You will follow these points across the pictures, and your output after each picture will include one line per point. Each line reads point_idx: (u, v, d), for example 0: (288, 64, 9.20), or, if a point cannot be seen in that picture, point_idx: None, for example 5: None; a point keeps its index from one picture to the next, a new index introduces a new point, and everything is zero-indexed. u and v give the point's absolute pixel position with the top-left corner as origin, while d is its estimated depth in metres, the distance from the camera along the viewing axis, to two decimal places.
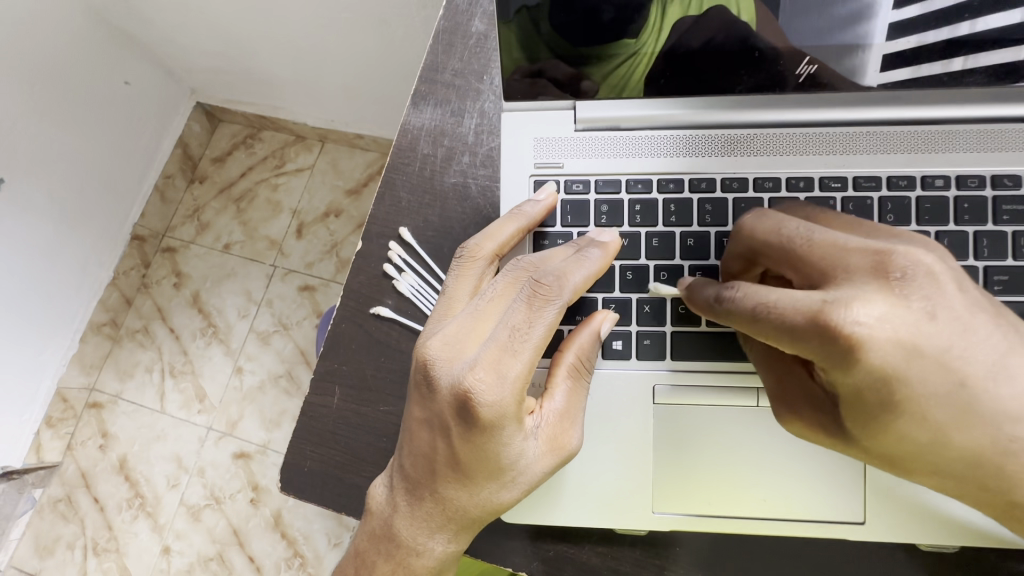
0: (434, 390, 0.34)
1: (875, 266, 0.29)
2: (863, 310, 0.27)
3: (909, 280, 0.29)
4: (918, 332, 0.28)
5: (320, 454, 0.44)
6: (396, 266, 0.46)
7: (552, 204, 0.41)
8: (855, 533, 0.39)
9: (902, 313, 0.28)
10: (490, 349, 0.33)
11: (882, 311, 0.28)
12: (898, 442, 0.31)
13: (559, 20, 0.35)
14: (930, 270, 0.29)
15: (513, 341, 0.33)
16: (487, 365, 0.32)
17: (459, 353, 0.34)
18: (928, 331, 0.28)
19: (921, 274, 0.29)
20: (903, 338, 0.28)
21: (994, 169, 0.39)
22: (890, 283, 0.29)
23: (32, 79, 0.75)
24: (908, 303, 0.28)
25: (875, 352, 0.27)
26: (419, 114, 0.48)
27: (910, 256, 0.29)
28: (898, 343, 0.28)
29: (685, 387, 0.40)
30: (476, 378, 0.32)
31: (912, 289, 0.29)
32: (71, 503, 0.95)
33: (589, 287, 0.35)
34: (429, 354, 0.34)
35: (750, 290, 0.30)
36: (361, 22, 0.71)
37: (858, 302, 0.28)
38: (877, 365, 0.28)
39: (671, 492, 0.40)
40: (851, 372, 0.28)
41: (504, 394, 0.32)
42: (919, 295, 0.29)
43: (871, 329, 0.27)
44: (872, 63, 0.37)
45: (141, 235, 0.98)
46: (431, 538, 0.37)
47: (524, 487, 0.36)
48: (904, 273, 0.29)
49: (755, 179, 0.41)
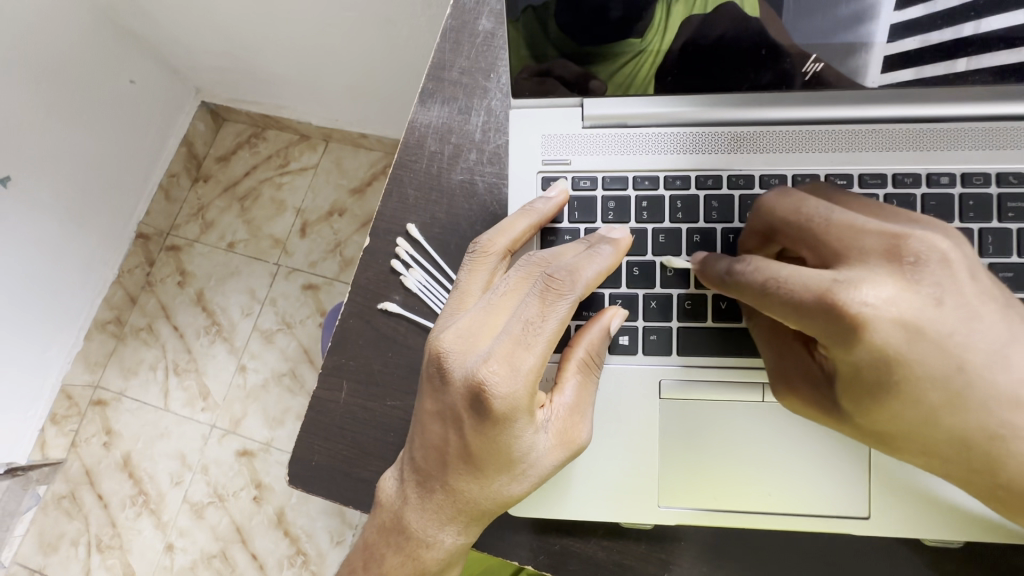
0: (448, 382, 0.34)
1: (888, 251, 0.29)
2: (873, 291, 0.28)
3: (922, 265, 0.29)
4: (922, 315, 0.29)
5: (327, 448, 0.45)
6: (403, 262, 0.46)
7: (563, 202, 0.41)
8: (861, 528, 0.39)
9: (910, 297, 0.29)
10: (504, 341, 0.33)
11: (890, 293, 0.28)
12: (896, 421, 0.31)
13: (566, 18, 0.35)
14: (945, 256, 0.29)
15: (526, 334, 0.33)
16: (501, 358, 0.33)
17: (473, 345, 0.34)
18: (931, 316, 0.29)
19: (935, 260, 0.29)
20: (907, 319, 0.28)
21: (999, 167, 0.40)
22: (902, 268, 0.29)
23: (39, 78, 0.75)
24: (919, 288, 0.29)
25: (877, 332, 0.28)
26: (427, 112, 0.48)
27: (925, 242, 0.29)
28: (902, 324, 0.28)
29: (691, 381, 0.40)
30: (490, 370, 0.33)
31: (924, 274, 0.29)
32: (76, 499, 0.95)
33: (600, 283, 0.36)
34: (443, 346, 0.35)
35: (763, 265, 0.31)
36: (366, 22, 0.72)
37: (867, 284, 0.28)
38: (879, 345, 0.28)
39: (678, 486, 0.40)
40: (852, 349, 0.29)
41: (517, 387, 0.33)
42: (930, 282, 0.29)
43: (877, 309, 0.28)
44: (875, 64, 0.38)
45: (146, 233, 0.99)
46: (442, 530, 0.38)
47: (534, 480, 0.36)
48: (918, 259, 0.29)
49: (761, 176, 0.41)
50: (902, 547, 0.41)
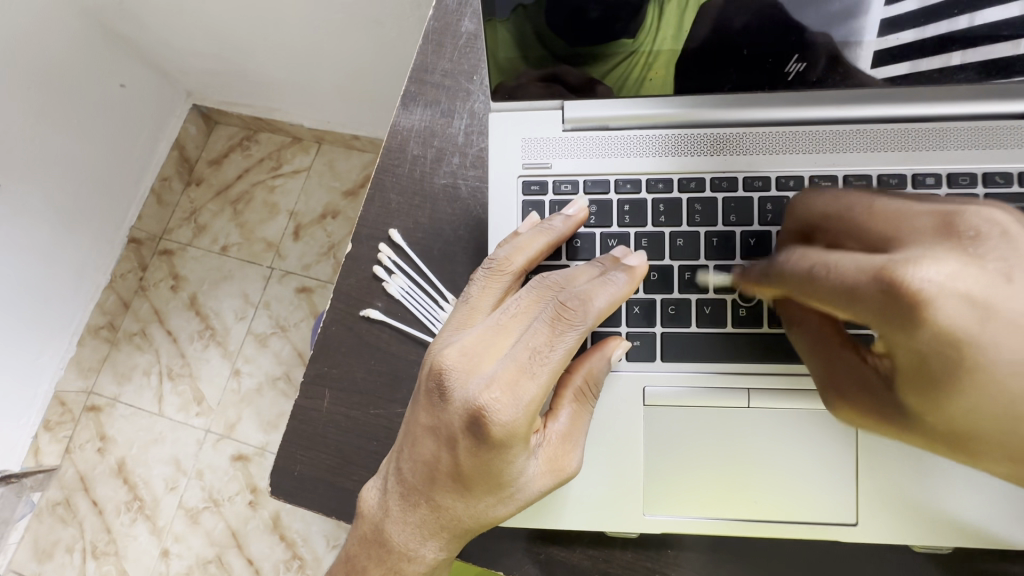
0: (447, 401, 0.34)
1: (943, 223, 0.28)
2: (934, 267, 0.26)
3: (982, 240, 0.27)
4: (990, 293, 0.26)
5: (311, 458, 0.44)
6: (386, 268, 0.46)
7: (582, 219, 0.40)
8: (848, 534, 0.39)
9: (975, 272, 0.26)
10: (508, 367, 0.32)
11: (953, 268, 0.26)
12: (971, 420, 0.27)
13: (552, 17, 0.34)
14: (1007, 231, 0.27)
15: (532, 363, 0.32)
16: (504, 383, 0.32)
17: (475, 367, 0.34)
18: (1004, 296, 0.26)
19: (997, 235, 0.27)
20: (973, 296, 0.25)
21: (986, 167, 0.39)
22: (961, 242, 0.27)
23: (29, 83, 0.75)
24: (983, 264, 0.26)
25: (942, 310, 0.25)
26: (409, 115, 0.47)
27: (983, 215, 0.28)
28: (970, 303, 0.25)
29: (675, 388, 0.40)
30: (491, 397, 0.32)
31: (987, 248, 0.27)
32: (70, 507, 0.94)
33: (611, 314, 0.35)
34: (446, 364, 0.34)
35: (813, 257, 0.32)
36: (355, 23, 0.71)
37: (927, 261, 0.26)
38: (944, 327, 0.25)
39: (664, 493, 0.40)
40: (914, 334, 0.26)
41: (517, 415, 0.32)
42: (995, 256, 0.26)
43: (940, 286, 0.25)
44: (867, 59, 0.37)
45: (138, 237, 0.98)
46: (423, 544, 0.37)
47: (521, 504, 0.36)
48: (977, 233, 0.27)
49: (744, 178, 0.41)
50: (893, 551, 0.41)
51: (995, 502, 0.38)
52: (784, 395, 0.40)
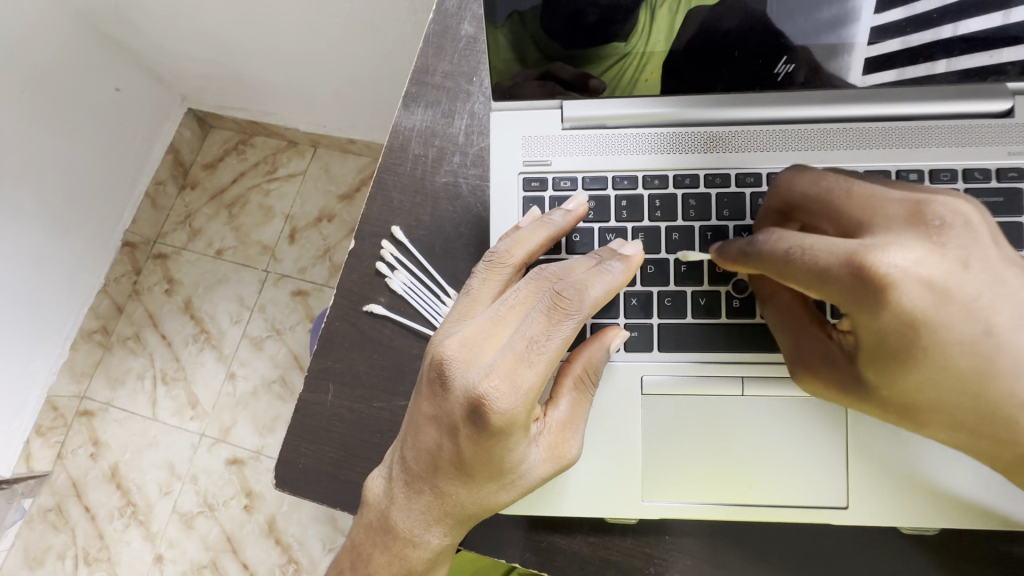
0: (448, 391, 0.35)
1: (913, 214, 0.30)
2: (901, 254, 0.28)
3: (947, 229, 0.29)
4: (949, 278, 0.28)
5: (314, 451, 0.45)
6: (389, 264, 0.47)
7: (580, 214, 0.41)
8: (838, 517, 0.40)
9: (938, 260, 0.28)
10: (506, 356, 0.33)
11: (919, 256, 0.28)
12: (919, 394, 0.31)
13: (547, 23, 0.36)
14: (969, 221, 0.29)
15: (530, 352, 0.33)
16: (503, 372, 0.33)
17: (475, 357, 0.35)
18: (959, 280, 0.28)
19: (960, 224, 0.29)
20: (934, 281, 0.28)
21: (965, 163, 0.41)
22: (929, 231, 0.29)
23: (25, 87, 0.75)
24: (944, 252, 0.29)
25: (905, 294, 0.28)
26: (410, 115, 0.48)
27: (948, 206, 0.30)
28: (930, 288, 0.28)
29: (674, 377, 0.41)
30: (491, 385, 0.33)
31: (949, 237, 0.29)
32: (62, 512, 0.94)
33: (608, 301, 0.36)
34: (446, 353, 0.35)
35: (784, 235, 0.31)
36: (352, 28, 0.72)
37: (895, 248, 0.28)
38: (906, 309, 0.28)
39: (660, 482, 0.41)
40: (879, 314, 0.28)
41: (516, 402, 0.33)
42: (956, 245, 0.29)
43: (905, 272, 0.28)
44: (858, 66, 0.39)
45: (132, 241, 0.99)
46: (428, 530, 0.38)
47: (523, 490, 0.37)
48: (943, 222, 0.29)
49: (737, 174, 0.42)
50: (881, 538, 0.42)
51: (975, 485, 0.39)
52: (777, 385, 0.41)
